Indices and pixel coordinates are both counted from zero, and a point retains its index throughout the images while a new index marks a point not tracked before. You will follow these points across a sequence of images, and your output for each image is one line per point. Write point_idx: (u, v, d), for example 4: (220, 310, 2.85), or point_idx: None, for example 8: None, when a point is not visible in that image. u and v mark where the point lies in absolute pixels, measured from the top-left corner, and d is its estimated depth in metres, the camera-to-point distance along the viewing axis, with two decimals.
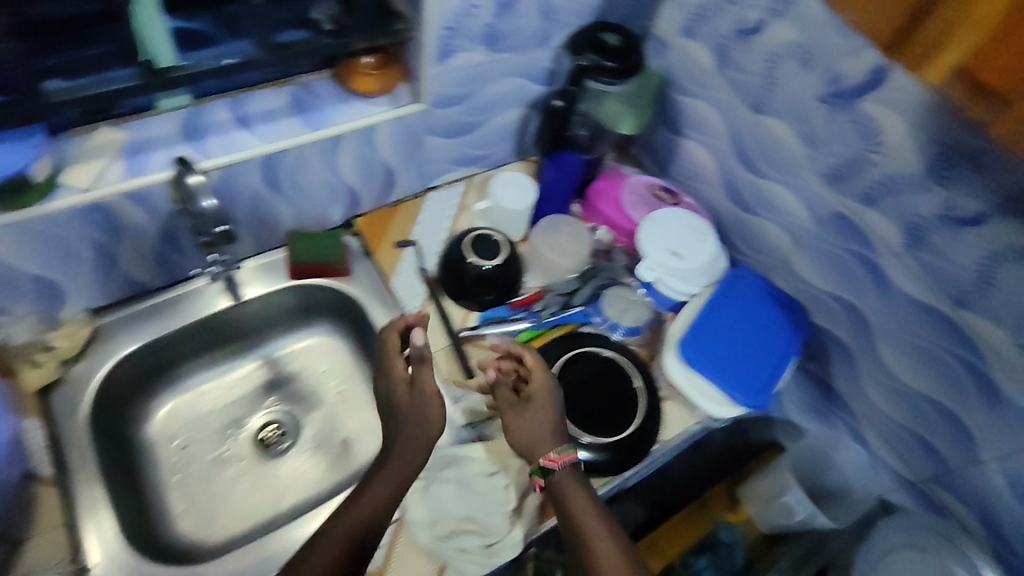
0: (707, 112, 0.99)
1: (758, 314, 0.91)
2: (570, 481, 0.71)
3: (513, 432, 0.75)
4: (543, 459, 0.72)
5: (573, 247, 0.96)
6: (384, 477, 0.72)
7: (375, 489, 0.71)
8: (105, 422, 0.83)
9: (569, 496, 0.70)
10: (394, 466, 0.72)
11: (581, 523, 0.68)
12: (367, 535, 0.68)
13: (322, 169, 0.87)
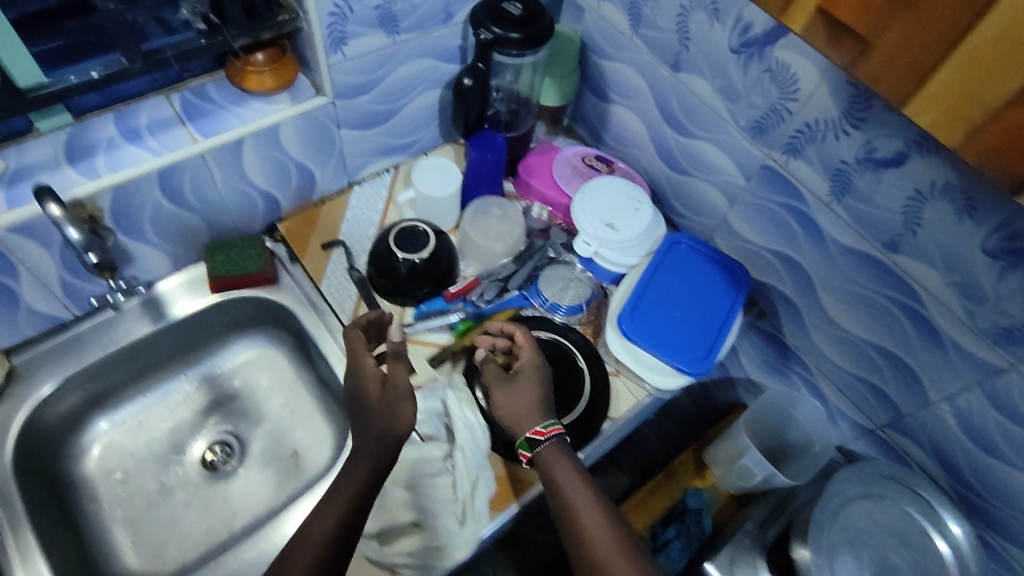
0: (629, 74, 0.96)
1: (700, 277, 0.88)
2: (557, 457, 0.69)
3: (503, 403, 0.74)
4: (531, 432, 0.71)
5: (506, 230, 0.92)
6: (352, 482, 0.66)
7: (346, 494, 0.66)
8: (33, 465, 0.79)
9: (556, 470, 0.68)
10: (363, 467, 0.67)
11: (571, 498, 0.66)
12: (339, 545, 0.64)
13: (229, 177, 0.82)
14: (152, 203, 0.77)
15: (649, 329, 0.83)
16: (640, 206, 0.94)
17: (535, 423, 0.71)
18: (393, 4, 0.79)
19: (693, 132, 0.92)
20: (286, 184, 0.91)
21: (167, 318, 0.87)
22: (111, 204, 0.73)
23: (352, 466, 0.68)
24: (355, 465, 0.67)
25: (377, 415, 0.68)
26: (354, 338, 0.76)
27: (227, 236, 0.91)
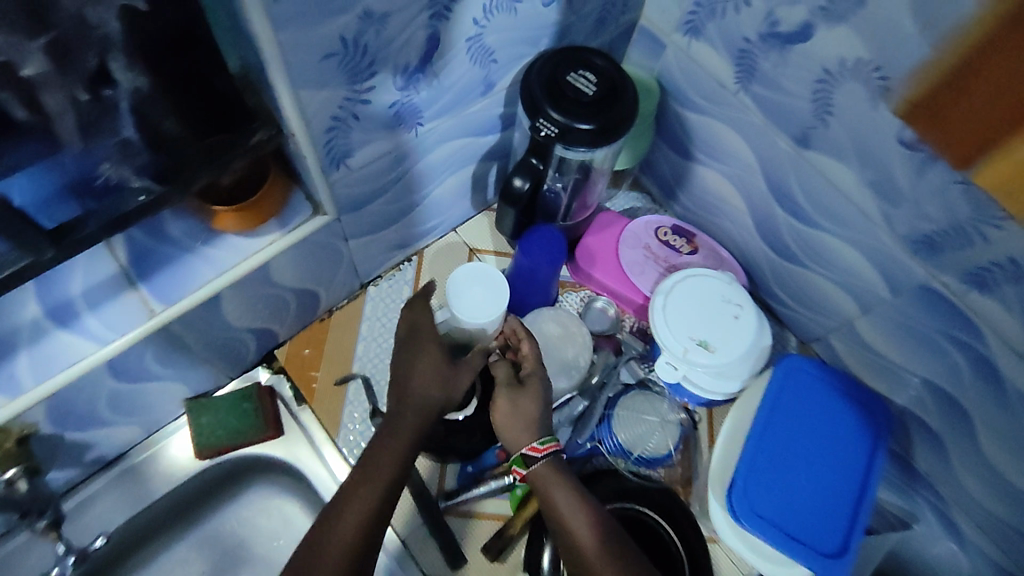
0: (726, 136, 0.72)
1: (822, 416, 0.71)
2: (552, 480, 0.57)
3: (501, 410, 0.60)
4: (526, 448, 0.58)
5: (568, 357, 0.72)
6: (393, 455, 0.55)
7: (387, 468, 0.55)
8: None
9: (550, 487, 0.57)
10: (402, 441, 0.56)
11: (570, 518, 0.55)
12: (386, 506, 0.54)
13: (206, 331, 0.61)
14: (105, 391, 0.58)
15: (771, 506, 0.66)
16: (738, 313, 0.73)
17: (531, 437, 0.58)
18: (417, 90, 0.55)
19: (818, 223, 0.69)
20: (284, 312, 0.70)
21: (150, 495, 0.71)
22: (46, 413, 0.54)
23: (387, 435, 0.56)
24: (392, 437, 0.56)
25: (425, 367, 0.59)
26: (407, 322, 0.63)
27: (215, 378, 0.71)
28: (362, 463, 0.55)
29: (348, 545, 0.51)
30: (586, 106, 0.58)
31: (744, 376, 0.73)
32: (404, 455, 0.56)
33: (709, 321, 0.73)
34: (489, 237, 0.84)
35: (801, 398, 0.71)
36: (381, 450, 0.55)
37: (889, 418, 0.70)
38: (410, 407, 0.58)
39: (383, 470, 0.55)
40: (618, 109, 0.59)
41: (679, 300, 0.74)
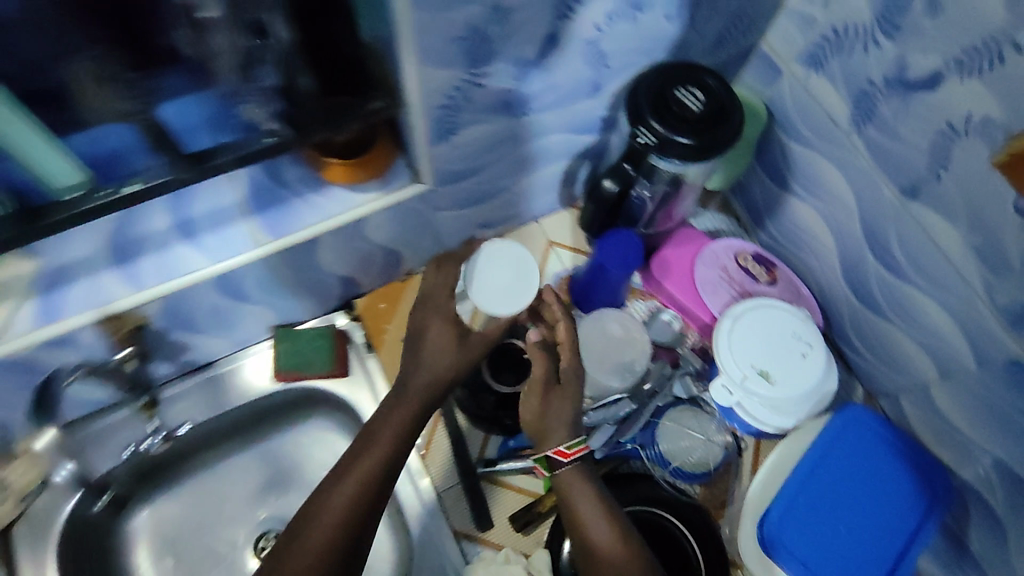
0: (828, 173, 0.71)
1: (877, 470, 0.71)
2: (577, 481, 0.61)
3: (532, 405, 0.61)
4: (556, 451, 0.60)
5: (626, 359, 0.74)
6: (383, 447, 0.59)
7: (372, 459, 0.58)
8: (85, 549, 0.74)
9: (571, 491, 0.60)
10: (395, 424, 0.60)
11: (586, 519, 0.59)
12: (377, 485, 0.58)
13: (302, 268, 0.68)
14: (209, 302, 0.65)
15: (803, 543, 0.69)
16: (803, 352, 0.72)
17: (562, 440, 0.60)
18: (531, 81, 0.58)
19: (914, 279, 0.66)
20: (372, 264, 0.75)
21: (231, 402, 0.78)
22: (161, 309, 0.62)
23: (378, 428, 0.60)
24: (386, 421, 0.60)
25: (426, 354, 0.62)
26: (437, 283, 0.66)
27: (299, 313, 0.78)
28: (355, 455, 0.59)
29: (335, 521, 0.56)
30: (688, 122, 0.59)
31: (796, 416, 0.73)
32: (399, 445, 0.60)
33: (769, 356, 0.72)
34: (569, 232, 0.86)
35: (850, 455, 0.72)
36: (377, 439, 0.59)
37: (945, 490, 0.68)
38: (411, 386, 0.62)
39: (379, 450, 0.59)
40: (720, 131, 0.60)
41: (742, 328, 0.74)
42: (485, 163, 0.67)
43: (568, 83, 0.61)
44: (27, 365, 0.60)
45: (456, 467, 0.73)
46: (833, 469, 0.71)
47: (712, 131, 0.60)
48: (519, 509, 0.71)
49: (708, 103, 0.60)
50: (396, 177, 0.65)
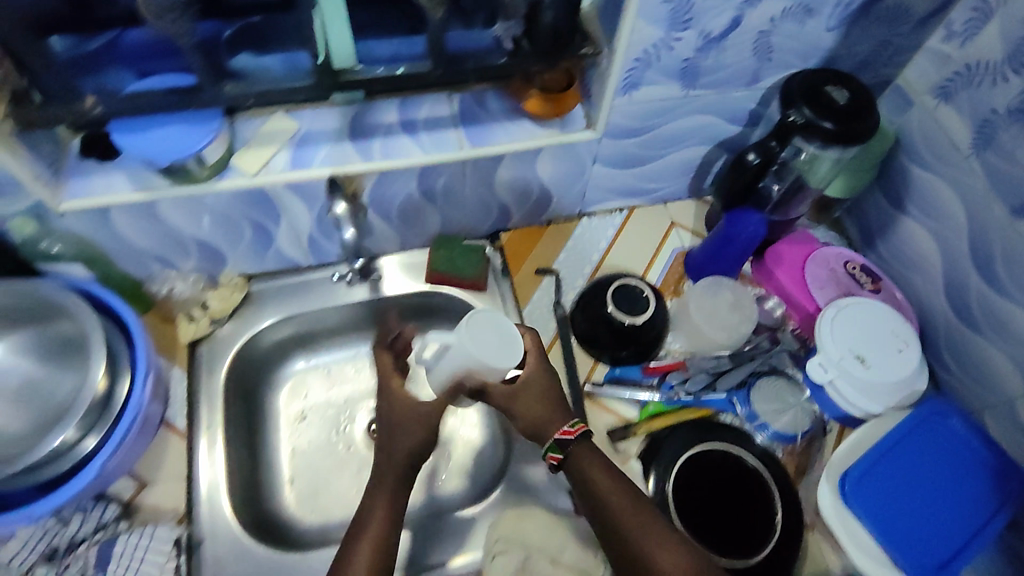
0: (943, 195, 0.78)
1: (957, 462, 0.75)
2: (585, 454, 0.65)
3: (524, 416, 0.67)
4: (561, 432, 0.66)
5: (734, 321, 0.83)
6: (369, 536, 0.62)
7: (371, 533, 0.62)
8: (241, 383, 0.88)
9: (587, 464, 0.65)
10: (384, 503, 0.64)
11: (608, 491, 0.63)
12: (385, 554, 0.62)
13: (479, 183, 0.82)
14: (405, 192, 0.80)
15: (877, 504, 0.72)
16: (900, 348, 0.79)
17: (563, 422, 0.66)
18: (705, 57, 0.72)
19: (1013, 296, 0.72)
20: (526, 201, 0.88)
21: (379, 292, 0.91)
22: (372, 185, 0.77)
23: (376, 489, 0.65)
24: (370, 506, 0.64)
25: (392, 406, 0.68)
26: (385, 367, 0.72)
27: (453, 233, 0.92)
28: (354, 533, 0.63)
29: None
30: (831, 112, 0.71)
31: (886, 403, 0.78)
32: (394, 511, 0.64)
33: (867, 344, 0.79)
34: (692, 218, 0.96)
35: (931, 440, 0.76)
36: (369, 516, 0.63)
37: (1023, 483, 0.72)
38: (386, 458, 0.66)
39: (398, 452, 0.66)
40: (858, 124, 0.71)
41: (845, 316, 0.81)
42: (648, 126, 0.80)
43: (736, 66, 0.74)
44: (262, 205, 0.75)
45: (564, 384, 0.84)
46: (916, 449, 0.75)
47: (851, 124, 0.71)
48: (616, 427, 0.81)
49: (850, 102, 0.72)
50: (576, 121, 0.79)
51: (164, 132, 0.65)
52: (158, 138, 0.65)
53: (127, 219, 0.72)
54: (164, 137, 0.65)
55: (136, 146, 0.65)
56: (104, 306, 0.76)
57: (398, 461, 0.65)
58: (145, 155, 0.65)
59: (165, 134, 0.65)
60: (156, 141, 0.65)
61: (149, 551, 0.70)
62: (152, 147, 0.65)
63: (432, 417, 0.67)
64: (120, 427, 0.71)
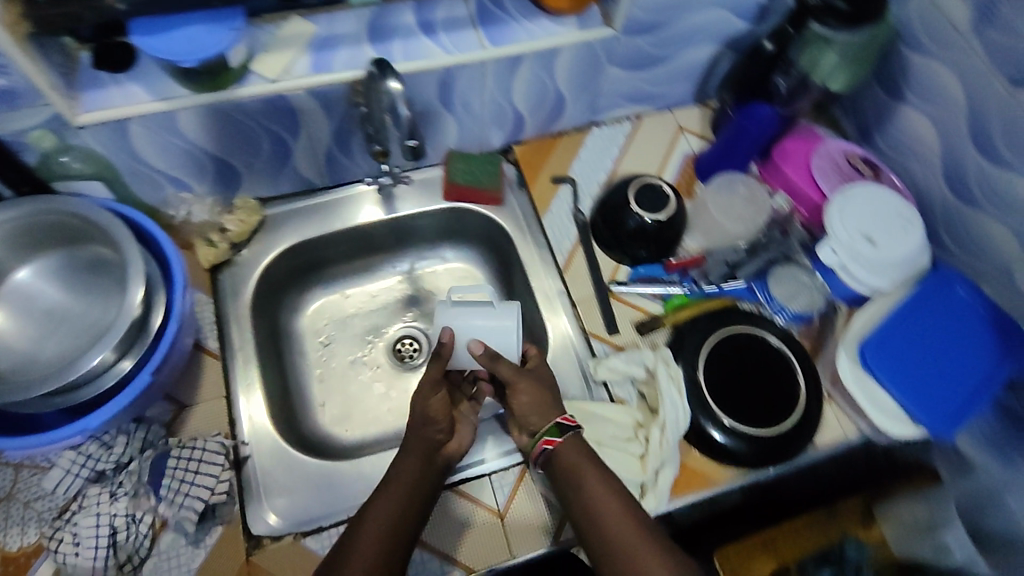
0: (945, 78, 0.81)
1: (968, 320, 0.80)
2: (570, 447, 0.70)
3: (523, 399, 0.74)
4: (561, 419, 0.72)
5: (750, 213, 0.87)
6: (396, 486, 0.67)
7: (389, 500, 0.65)
8: (264, 308, 0.86)
9: (572, 456, 0.70)
10: (405, 473, 0.68)
11: (593, 485, 0.67)
12: (403, 515, 0.65)
13: (498, 90, 0.81)
14: (425, 100, 0.79)
15: (892, 364, 0.79)
16: (910, 227, 0.82)
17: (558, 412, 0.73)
18: None
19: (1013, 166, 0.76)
20: (541, 110, 0.89)
21: (398, 211, 0.90)
22: None
23: (407, 453, 0.70)
24: (400, 462, 0.69)
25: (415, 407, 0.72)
26: (432, 374, 0.74)
27: (468, 146, 0.91)
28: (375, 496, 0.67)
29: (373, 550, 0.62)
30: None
31: (894, 279, 0.82)
32: (416, 473, 0.68)
33: (878, 225, 0.82)
34: (698, 123, 0.98)
35: (937, 307, 0.81)
36: (400, 463, 0.68)
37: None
38: (416, 435, 0.71)
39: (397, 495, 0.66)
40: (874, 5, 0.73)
41: (857, 201, 0.84)
42: (666, 22, 0.80)
43: None
44: (284, 116, 0.73)
45: (591, 283, 0.86)
46: (924, 319, 0.81)
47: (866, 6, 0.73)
48: (643, 319, 0.83)
49: None
50: (593, 21, 0.79)
51: (187, 29, 0.63)
52: (181, 36, 0.62)
53: (147, 134, 0.69)
54: (187, 34, 0.63)
55: (157, 46, 0.62)
56: (138, 229, 0.72)
57: (424, 443, 0.70)
58: (166, 53, 0.62)
59: (188, 31, 0.63)
60: (179, 38, 0.62)
61: (202, 462, 0.69)
62: (174, 44, 0.62)
63: (440, 421, 0.72)
64: (158, 349, 0.67)
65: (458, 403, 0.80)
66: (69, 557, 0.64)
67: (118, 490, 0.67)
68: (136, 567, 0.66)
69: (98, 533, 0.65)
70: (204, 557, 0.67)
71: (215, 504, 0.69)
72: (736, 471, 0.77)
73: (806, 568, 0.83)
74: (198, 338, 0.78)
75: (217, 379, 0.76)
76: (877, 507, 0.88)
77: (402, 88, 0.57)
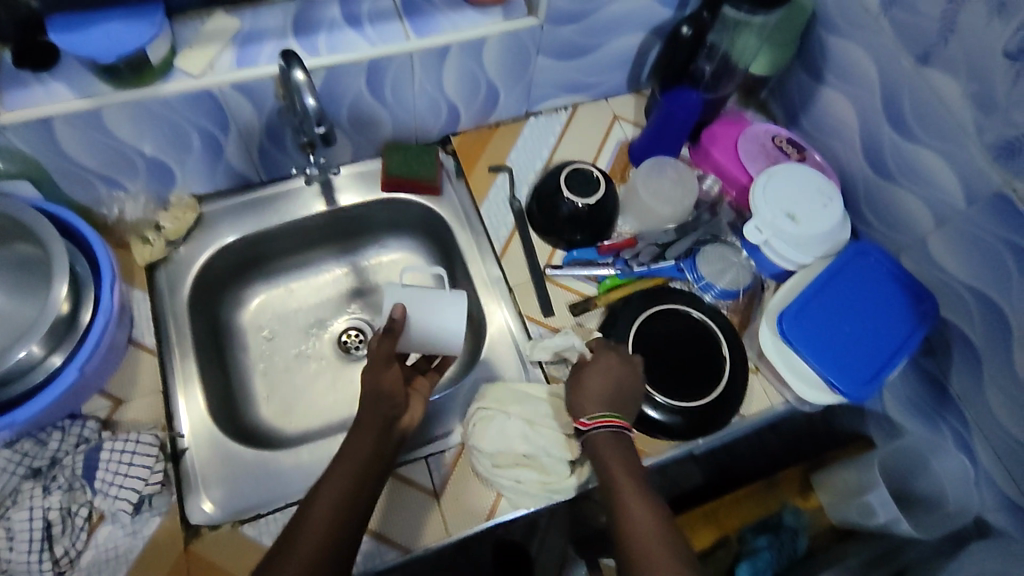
0: (859, 60, 0.85)
1: (875, 290, 0.84)
2: (608, 441, 0.70)
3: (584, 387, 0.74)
4: (579, 423, 0.72)
5: (678, 195, 0.89)
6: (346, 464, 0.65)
7: (338, 479, 0.64)
8: (204, 304, 0.87)
9: (603, 446, 0.70)
10: (356, 450, 0.66)
11: (613, 472, 0.68)
12: (352, 494, 0.64)
13: (428, 82, 0.83)
14: (354, 92, 0.80)
15: (810, 335, 0.82)
16: (829, 205, 0.86)
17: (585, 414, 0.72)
18: None
19: (919, 140, 0.80)
20: (475, 101, 0.91)
21: (336, 204, 0.91)
22: (322, 83, 0.76)
23: (360, 428, 0.68)
24: (352, 438, 0.67)
25: (366, 383, 0.69)
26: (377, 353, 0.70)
27: (405, 138, 0.93)
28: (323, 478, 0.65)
29: (321, 531, 0.61)
30: None
31: (815, 255, 0.87)
32: (368, 450, 0.67)
33: (800, 205, 0.86)
34: (632, 110, 1.01)
35: (854, 279, 0.85)
36: (354, 439, 0.66)
37: (934, 302, 0.81)
38: (369, 409, 0.69)
39: (346, 473, 0.65)
40: None
41: (779, 182, 0.87)
42: (589, 11, 0.82)
43: None
44: (211, 111, 0.74)
45: (527, 269, 0.88)
46: (842, 291, 0.84)
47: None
48: (576, 302, 0.86)
49: None
50: (518, 12, 0.81)
51: (105, 27, 0.63)
52: (101, 36, 0.63)
53: (73, 133, 0.69)
54: (109, 33, 0.63)
55: (78, 45, 0.63)
56: (66, 227, 0.73)
57: (379, 419, 0.68)
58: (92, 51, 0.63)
59: (110, 30, 0.63)
60: (97, 36, 0.63)
61: (136, 454, 0.70)
62: (93, 42, 0.63)
63: (394, 398, 0.70)
64: (89, 345, 0.68)
65: (412, 380, 0.79)
66: (3, 552, 0.65)
67: (51, 485, 0.68)
68: (73, 560, 0.67)
69: (32, 526, 0.65)
70: (142, 547, 0.68)
71: (152, 495, 0.70)
72: (670, 441, 0.80)
73: (745, 538, 0.93)
74: (135, 335, 0.79)
75: (154, 375, 0.77)
76: (814, 478, 0.96)
77: (308, 78, 0.62)
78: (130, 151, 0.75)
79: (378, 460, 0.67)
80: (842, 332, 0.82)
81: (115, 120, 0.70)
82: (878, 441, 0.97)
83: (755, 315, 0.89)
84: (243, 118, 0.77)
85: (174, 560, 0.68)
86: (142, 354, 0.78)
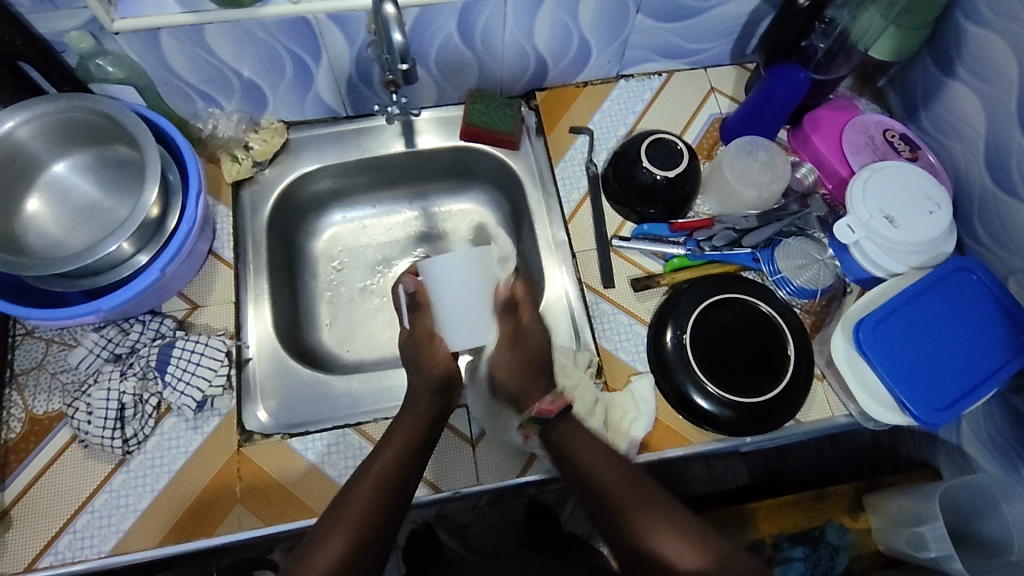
0: (999, 50, 0.75)
1: (967, 313, 0.76)
2: None
3: None
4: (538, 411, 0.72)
5: (765, 180, 0.84)
6: (387, 455, 0.66)
7: (375, 473, 0.65)
8: (282, 228, 0.91)
9: (571, 440, 0.70)
10: (400, 439, 0.68)
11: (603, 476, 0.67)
12: (389, 491, 0.64)
13: (517, 32, 0.82)
14: (445, 33, 0.79)
15: (886, 350, 0.75)
16: (935, 213, 0.79)
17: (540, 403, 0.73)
18: None
19: None
20: (563, 58, 0.88)
21: (414, 146, 0.92)
22: (413, 22, 0.76)
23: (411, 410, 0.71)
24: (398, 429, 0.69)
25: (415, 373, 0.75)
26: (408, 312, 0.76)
27: (490, 88, 0.93)
28: (355, 481, 0.65)
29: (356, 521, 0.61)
30: None
31: (910, 264, 0.80)
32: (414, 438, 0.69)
33: (901, 206, 0.79)
34: (732, 84, 0.95)
35: (952, 296, 0.77)
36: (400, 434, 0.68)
37: None
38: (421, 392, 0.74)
39: (387, 462, 0.66)
40: None
41: (883, 179, 0.80)
42: None
43: None
44: (307, 39, 0.76)
45: (593, 236, 0.86)
46: (937, 307, 0.77)
47: None
48: (638, 277, 0.84)
49: None
50: None
51: None
52: None
53: (177, 46, 0.73)
54: None
55: None
56: (162, 133, 0.78)
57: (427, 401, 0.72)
58: None
59: None
60: None
61: (203, 356, 0.75)
62: None
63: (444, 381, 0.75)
64: (168, 253, 0.72)
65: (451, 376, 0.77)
66: (82, 424, 0.71)
67: (127, 371, 0.75)
68: (140, 442, 0.73)
69: (107, 406, 0.72)
70: (201, 441, 0.73)
71: (212, 396, 0.75)
72: (713, 434, 0.77)
73: (779, 545, 0.89)
74: (214, 245, 0.83)
75: (225, 285, 0.81)
76: (866, 498, 0.91)
77: (398, 13, 0.62)
78: (226, 70, 0.79)
79: (423, 446, 0.69)
80: (928, 349, 0.75)
81: (216, 38, 0.73)
82: (945, 475, 0.90)
83: (828, 319, 0.83)
84: (330, 47, 0.78)
85: (227, 457, 0.73)
86: (219, 261, 0.82)
